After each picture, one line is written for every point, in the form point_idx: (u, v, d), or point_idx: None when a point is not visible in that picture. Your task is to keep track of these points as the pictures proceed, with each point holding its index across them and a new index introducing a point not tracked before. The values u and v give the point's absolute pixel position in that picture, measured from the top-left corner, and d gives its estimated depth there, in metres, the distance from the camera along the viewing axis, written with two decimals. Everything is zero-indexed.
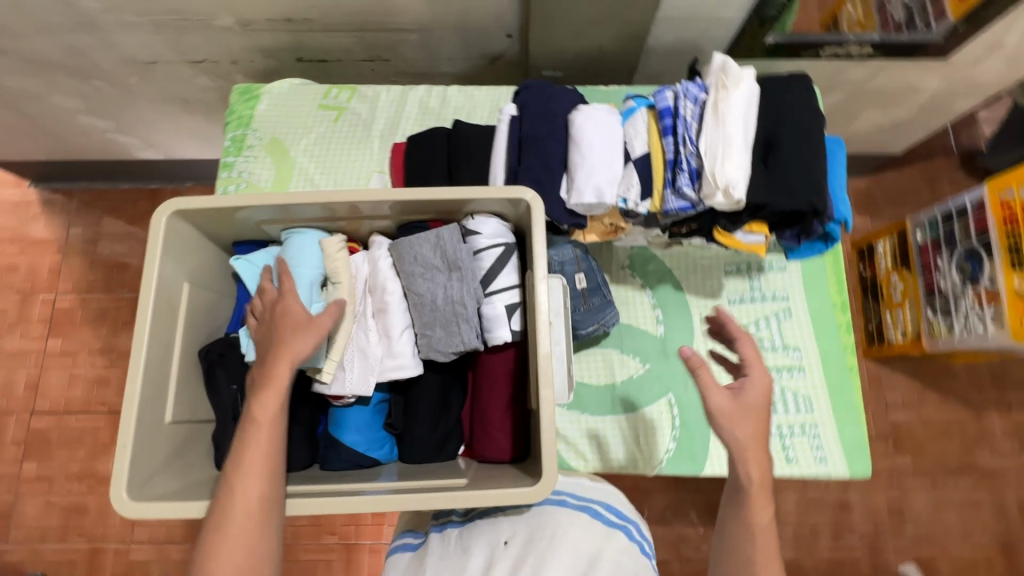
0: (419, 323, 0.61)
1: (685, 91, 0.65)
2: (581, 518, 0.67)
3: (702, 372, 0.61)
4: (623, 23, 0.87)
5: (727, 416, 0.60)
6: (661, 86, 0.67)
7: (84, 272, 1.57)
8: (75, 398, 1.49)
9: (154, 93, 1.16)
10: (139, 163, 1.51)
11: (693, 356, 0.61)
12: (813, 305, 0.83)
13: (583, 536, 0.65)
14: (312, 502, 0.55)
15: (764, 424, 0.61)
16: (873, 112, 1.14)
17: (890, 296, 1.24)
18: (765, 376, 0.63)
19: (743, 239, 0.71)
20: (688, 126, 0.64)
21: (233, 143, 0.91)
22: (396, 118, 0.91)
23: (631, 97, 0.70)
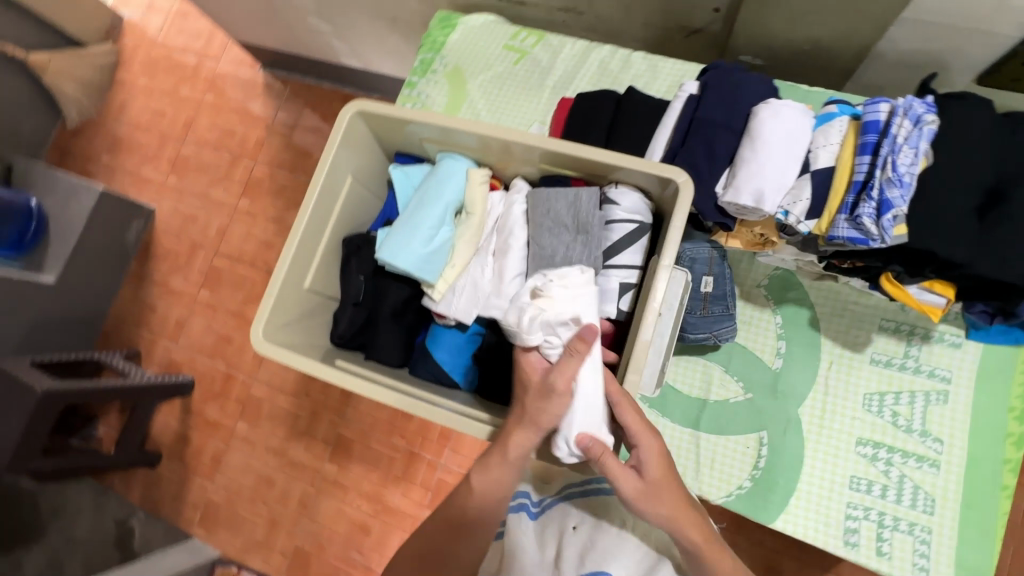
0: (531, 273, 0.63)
1: (907, 107, 0.55)
2: None
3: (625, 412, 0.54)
4: (854, 18, 0.75)
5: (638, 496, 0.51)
6: (876, 96, 0.57)
7: (278, 151, 1.84)
8: (246, 251, 1.79)
9: (370, 7, 1.28)
10: (343, 68, 1.70)
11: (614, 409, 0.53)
12: (979, 400, 0.69)
13: (648, 531, 0.62)
14: (395, 396, 0.61)
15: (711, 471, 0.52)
16: None
17: None
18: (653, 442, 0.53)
19: (915, 295, 0.60)
20: (896, 149, 0.54)
21: (421, 65, 0.98)
22: (572, 73, 0.91)
23: (832, 102, 0.61)
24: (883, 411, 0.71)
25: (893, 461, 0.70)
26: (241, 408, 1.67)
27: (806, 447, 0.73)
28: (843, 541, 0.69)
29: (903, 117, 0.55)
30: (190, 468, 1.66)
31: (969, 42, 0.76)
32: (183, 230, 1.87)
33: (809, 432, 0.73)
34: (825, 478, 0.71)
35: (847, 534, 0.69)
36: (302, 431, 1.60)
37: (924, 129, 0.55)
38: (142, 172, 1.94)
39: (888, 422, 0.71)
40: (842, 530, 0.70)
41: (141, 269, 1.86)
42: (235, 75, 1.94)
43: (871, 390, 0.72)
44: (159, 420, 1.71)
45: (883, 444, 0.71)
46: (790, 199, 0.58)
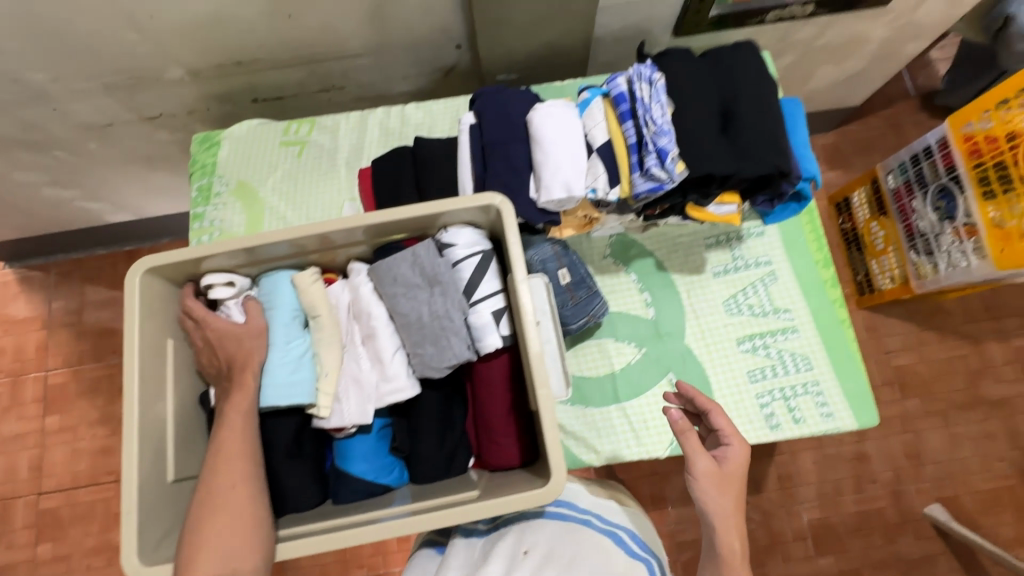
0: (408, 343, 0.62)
1: (638, 74, 0.66)
2: (604, 541, 0.67)
3: (686, 436, 0.67)
4: (568, 17, 0.87)
5: (710, 479, 0.64)
6: (612, 74, 0.67)
7: (72, 344, 1.55)
8: (81, 472, 1.47)
9: (115, 154, 1.15)
10: (113, 227, 1.50)
11: (677, 421, 0.67)
12: (796, 265, 0.84)
13: (605, 558, 0.64)
14: (328, 538, 0.55)
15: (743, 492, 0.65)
16: (826, 67, 1.19)
17: (873, 244, 1.29)
18: (743, 447, 0.67)
19: (716, 211, 0.71)
20: (648, 109, 0.64)
21: (201, 193, 0.91)
22: (359, 143, 0.91)
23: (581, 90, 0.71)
24: (742, 309, 0.83)
25: (767, 343, 0.81)
26: None
27: (706, 367, 0.81)
28: (768, 427, 0.78)
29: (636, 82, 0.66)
30: None
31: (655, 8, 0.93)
32: None
33: (701, 354, 0.82)
34: (732, 384, 0.80)
35: (768, 419, 0.79)
36: None
37: (659, 84, 0.66)
38: None
39: (749, 316, 0.82)
40: (763, 418, 0.79)
41: None
42: None
43: (725, 296, 0.83)
44: None
45: (754, 334, 0.82)
46: (591, 179, 0.65)
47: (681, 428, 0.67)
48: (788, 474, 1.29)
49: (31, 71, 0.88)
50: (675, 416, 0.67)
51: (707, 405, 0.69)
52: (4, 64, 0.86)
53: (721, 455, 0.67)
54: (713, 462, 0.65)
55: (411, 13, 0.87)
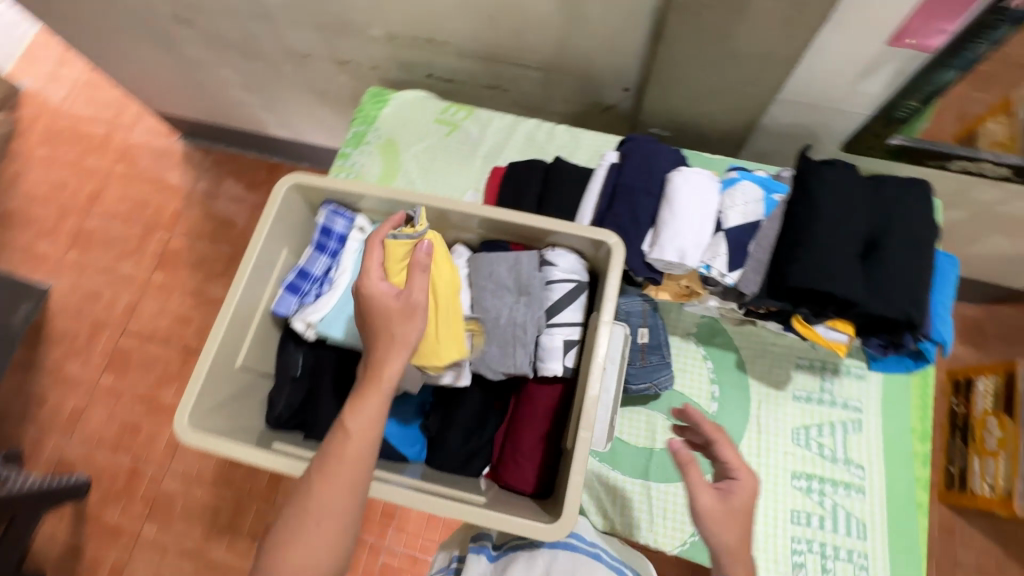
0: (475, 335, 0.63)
1: (748, 190, 0.69)
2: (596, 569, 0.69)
3: (689, 470, 0.62)
4: (742, 97, 0.87)
5: (712, 517, 0.59)
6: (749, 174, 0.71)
7: (199, 220, 1.76)
8: (160, 328, 1.66)
9: (299, 81, 1.30)
10: (269, 139, 1.69)
11: (680, 452, 0.63)
12: (885, 426, 0.77)
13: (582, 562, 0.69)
14: None
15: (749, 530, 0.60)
16: (997, 237, 1.10)
17: (982, 441, 1.17)
18: (752, 482, 0.62)
19: (823, 333, 0.68)
20: (736, 204, 0.69)
21: (354, 137, 1.00)
22: (501, 144, 0.96)
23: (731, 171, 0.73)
24: (810, 444, 0.77)
25: (825, 491, 0.74)
26: (150, 507, 1.49)
27: None
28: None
29: (749, 191, 0.69)
30: None
31: (832, 117, 0.90)
32: (84, 309, 1.70)
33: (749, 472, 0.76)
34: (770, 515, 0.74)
35: (795, 567, 0.72)
36: (223, 526, 1.45)
37: (748, 197, 0.69)
38: (37, 248, 1.77)
39: (815, 454, 0.76)
40: (791, 566, 0.72)
41: (29, 356, 1.65)
42: (150, 145, 1.87)
43: (797, 425, 0.78)
44: (44, 532, 1.48)
45: (813, 475, 0.75)
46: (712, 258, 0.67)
47: (684, 459, 0.62)
48: None
49: None
50: (677, 445, 0.63)
51: (713, 434, 0.64)
52: None
53: (726, 488, 0.62)
54: (716, 497, 0.61)
55: (596, 45, 0.91)
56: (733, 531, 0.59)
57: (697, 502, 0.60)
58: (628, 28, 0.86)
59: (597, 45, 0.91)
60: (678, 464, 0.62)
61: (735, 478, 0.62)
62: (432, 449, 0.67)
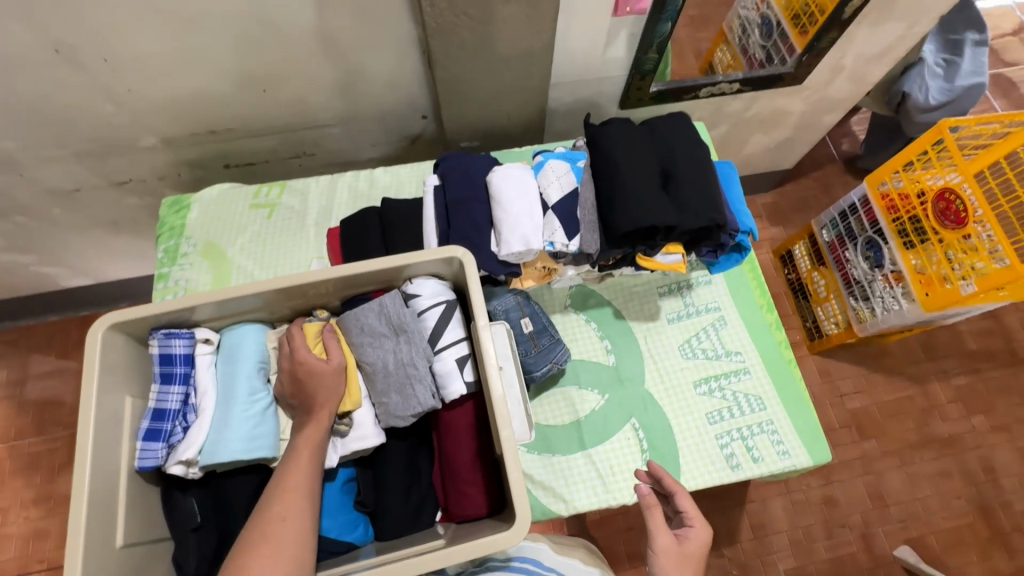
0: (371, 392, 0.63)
1: (557, 167, 0.77)
2: None
3: (653, 513, 0.68)
4: (524, 92, 0.97)
5: (670, 561, 0.65)
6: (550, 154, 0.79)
7: (11, 416, 1.46)
8: (8, 561, 1.34)
9: (79, 219, 1.15)
10: (67, 293, 1.46)
11: (647, 497, 0.68)
12: (741, 311, 0.90)
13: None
14: None
15: (701, 573, 0.66)
16: (757, 135, 1.35)
17: (816, 292, 1.42)
18: (706, 531, 0.68)
19: (663, 260, 0.77)
20: (552, 183, 0.75)
21: (167, 254, 0.91)
22: (328, 205, 0.95)
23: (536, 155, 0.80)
24: (697, 352, 0.87)
25: (722, 385, 0.85)
26: None
27: (668, 412, 0.83)
28: (729, 467, 0.81)
29: (557, 168, 0.76)
30: None
31: (601, 85, 1.04)
32: None
33: (662, 399, 0.84)
34: (692, 426, 0.83)
35: (729, 459, 0.81)
36: None
37: (559, 172, 0.76)
38: None
39: (704, 359, 0.87)
40: (725, 460, 0.81)
41: None
42: None
43: (680, 342, 0.88)
44: None
45: (709, 377, 0.85)
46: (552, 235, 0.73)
47: (649, 502, 0.68)
48: (760, 522, 1.31)
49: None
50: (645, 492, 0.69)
51: (674, 486, 0.70)
52: None
53: (684, 535, 0.68)
54: (673, 541, 0.66)
55: (380, 86, 0.94)
56: (678, 572, 0.64)
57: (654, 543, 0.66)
58: (402, 63, 0.90)
59: (381, 86, 0.95)
60: (644, 507, 0.68)
61: (692, 525, 0.68)
62: (376, 522, 0.64)
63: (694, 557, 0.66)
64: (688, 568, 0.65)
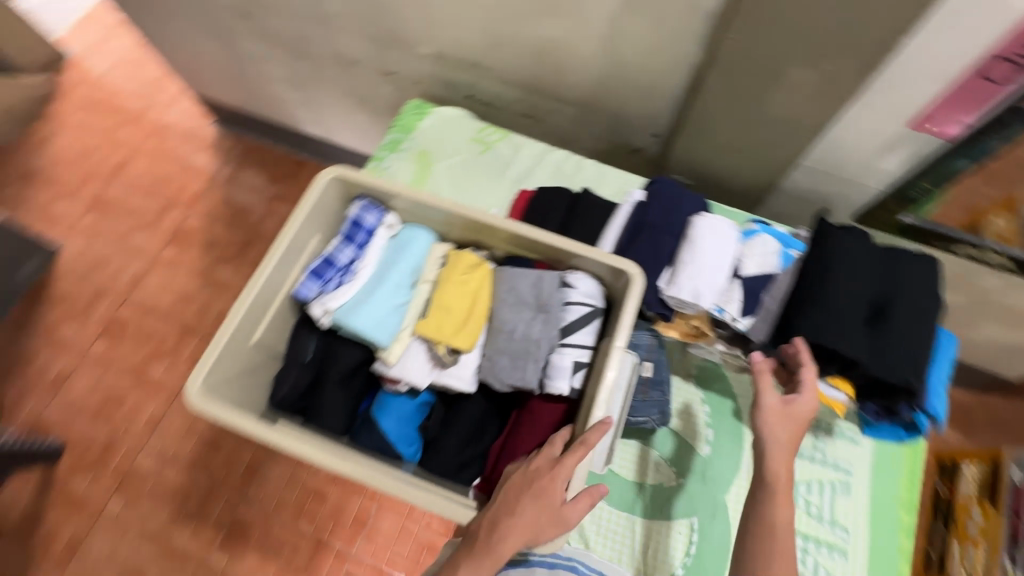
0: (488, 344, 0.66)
1: (767, 244, 0.72)
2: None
3: (761, 376, 0.66)
4: (766, 158, 0.92)
5: (772, 417, 0.64)
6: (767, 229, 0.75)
7: (218, 204, 1.79)
8: (161, 304, 1.66)
9: (342, 84, 1.35)
10: (301, 135, 1.74)
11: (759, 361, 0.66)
12: (874, 491, 0.77)
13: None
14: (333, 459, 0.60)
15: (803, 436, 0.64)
16: (993, 326, 1.13)
17: (965, 528, 1.16)
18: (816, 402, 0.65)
19: (824, 391, 0.70)
20: (754, 256, 0.72)
21: (391, 144, 1.04)
22: (531, 169, 1.00)
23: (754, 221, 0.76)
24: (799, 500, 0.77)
25: (809, 550, 0.75)
26: (120, 482, 1.46)
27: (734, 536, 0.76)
28: None
29: (768, 245, 0.72)
30: (37, 555, 1.39)
31: (848, 188, 0.95)
32: (88, 275, 1.70)
33: (735, 520, 0.76)
34: None
35: None
36: (191, 511, 1.42)
37: (766, 249, 0.72)
38: (53, 208, 1.79)
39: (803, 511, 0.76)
40: None
41: (26, 313, 1.65)
42: (183, 126, 1.91)
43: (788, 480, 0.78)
44: (6, 494, 1.45)
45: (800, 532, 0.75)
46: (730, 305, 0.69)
47: (760, 368, 0.66)
48: None
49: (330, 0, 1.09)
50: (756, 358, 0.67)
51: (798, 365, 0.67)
52: None
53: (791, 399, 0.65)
54: (779, 403, 0.65)
55: (633, 91, 0.96)
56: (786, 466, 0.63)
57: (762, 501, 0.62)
58: (666, 79, 0.91)
59: (634, 91, 0.96)
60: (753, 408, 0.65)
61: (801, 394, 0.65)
62: (427, 451, 0.68)
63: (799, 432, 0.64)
64: (791, 428, 0.64)
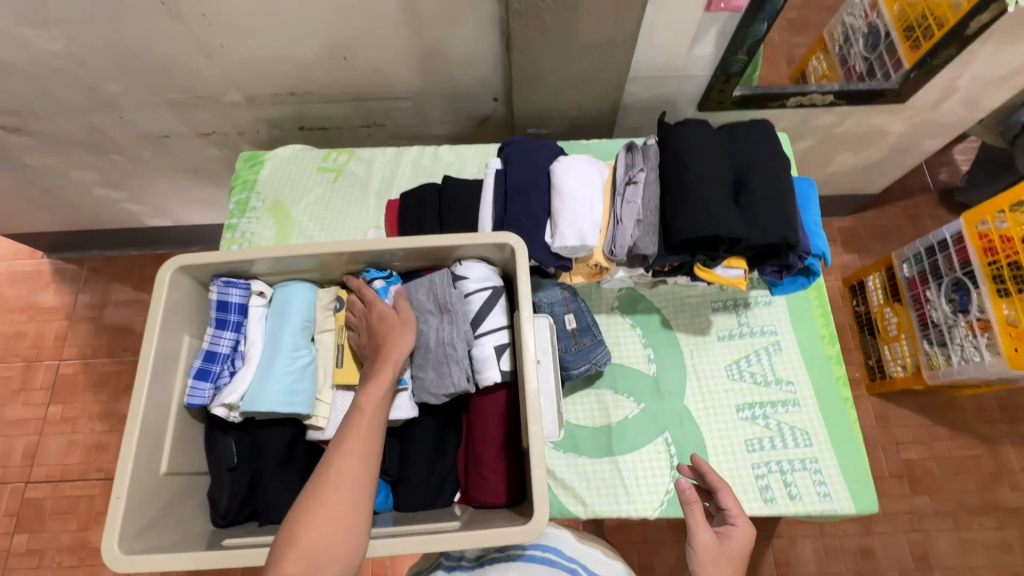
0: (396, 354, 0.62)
1: (631, 166, 0.75)
2: None
3: (692, 507, 0.65)
4: (601, 84, 0.94)
5: (710, 555, 0.62)
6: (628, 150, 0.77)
7: (88, 336, 1.60)
8: (71, 466, 1.48)
9: (165, 163, 1.23)
10: (148, 231, 1.58)
11: (686, 491, 0.66)
12: (800, 339, 0.84)
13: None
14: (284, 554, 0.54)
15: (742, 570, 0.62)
16: (845, 154, 1.25)
17: (886, 330, 1.32)
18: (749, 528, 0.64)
19: (722, 273, 0.74)
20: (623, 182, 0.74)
21: (238, 206, 0.96)
22: (390, 177, 0.97)
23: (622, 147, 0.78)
24: (744, 375, 0.83)
25: (767, 413, 0.81)
26: None
27: (704, 431, 0.80)
28: (762, 499, 0.76)
29: (632, 167, 0.75)
30: None
31: (680, 85, 0.99)
32: None
33: (700, 417, 0.81)
34: (728, 451, 0.79)
35: (763, 492, 0.77)
36: None
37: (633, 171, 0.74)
38: None
39: (751, 383, 0.82)
40: (759, 489, 0.77)
41: None
42: (9, 271, 1.67)
43: (728, 362, 0.84)
44: None
45: (755, 402, 0.81)
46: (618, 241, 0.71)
47: (689, 496, 0.66)
48: (786, 561, 1.23)
49: (104, 82, 0.97)
50: (683, 485, 0.66)
51: (716, 482, 0.67)
52: (82, 74, 0.95)
53: (725, 533, 0.64)
54: (715, 539, 0.63)
55: (455, 65, 0.95)
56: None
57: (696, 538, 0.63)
58: (480, 43, 0.90)
59: (456, 65, 0.95)
60: (683, 502, 0.66)
61: (732, 523, 0.65)
62: (397, 492, 0.65)
63: (735, 554, 0.63)
64: (728, 566, 0.62)
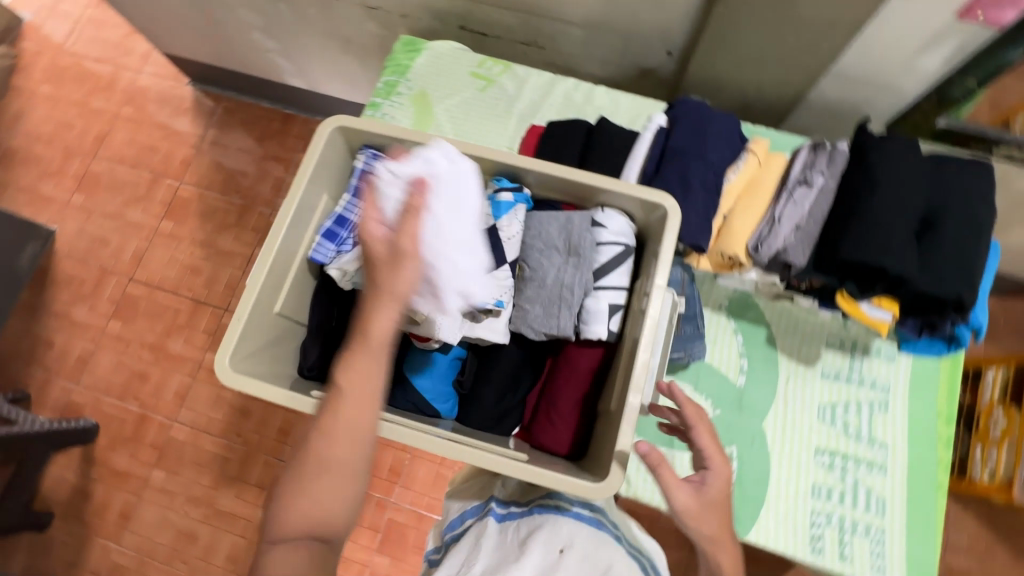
0: (502, 274, 0.62)
1: (813, 164, 0.69)
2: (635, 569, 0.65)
3: (663, 469, 0.58)
4: (792, 67, 0.84)
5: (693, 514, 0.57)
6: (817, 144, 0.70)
7: (209, 170, 1.72)
8: (169, 277, 1.64)
9: (323, 26, 1.25)
10: (284, 88, 1.64)
11: (650, 454, 0.58)
12: (914, 406, 0.77)
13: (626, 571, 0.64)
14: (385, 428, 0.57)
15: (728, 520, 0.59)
16: None
17: (987, 430, 1.11)
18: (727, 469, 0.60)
19: (868, 311, 0.67)
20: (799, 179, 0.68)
21: (385, 87, 0.96)
22: (537, 103, 0.93)
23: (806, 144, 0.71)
24: (836, 421, 0.77)
25: (847, 467, 0.75)
26: (158, 454, 1.50)
27: (774, 459, 0.76)
28: (811, 548, 0.73)
29: (811, 166, 0.69)
30: (92, 526, 1.46)
31: (880, 94, 0.86)
32: (91, 254, 1.67)
33: (774, 447, 0.77)
34: (792, 488, 0.75)
35: (813, 540, 0.73)
36: (232, 476, 1.46)
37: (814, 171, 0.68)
38: (41, 189, 1.73)
39: (841, 431, 0.77)
40: (810, 537, 0.73)
41: (34, 297, 1.64)
42: (159, 89, 1.80)
43: (823, 402, 0.78)
44: (52, 473, 1.50)
45: (837, 451, 0.76)
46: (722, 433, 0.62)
47: (657, 460, 0.58)
48: None
49: None
50: (646, 450, 0.58)
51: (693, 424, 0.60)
52: None
53: (700, 480, 0.59)
54: (692, 490, 0.58)
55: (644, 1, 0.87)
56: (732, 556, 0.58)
57: (673, 501, 0.58)
58: None
59: (645, 4, 0.88)
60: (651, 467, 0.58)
61: (708, 468, 0.59)
62: (465, 405, 0.67)
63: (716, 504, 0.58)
64: (715, 512, 0.58)
